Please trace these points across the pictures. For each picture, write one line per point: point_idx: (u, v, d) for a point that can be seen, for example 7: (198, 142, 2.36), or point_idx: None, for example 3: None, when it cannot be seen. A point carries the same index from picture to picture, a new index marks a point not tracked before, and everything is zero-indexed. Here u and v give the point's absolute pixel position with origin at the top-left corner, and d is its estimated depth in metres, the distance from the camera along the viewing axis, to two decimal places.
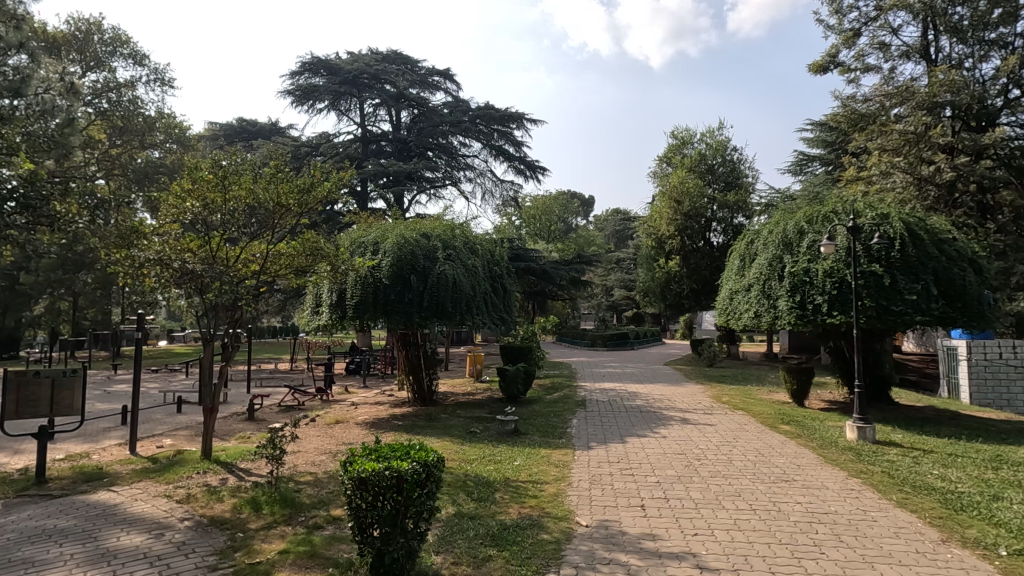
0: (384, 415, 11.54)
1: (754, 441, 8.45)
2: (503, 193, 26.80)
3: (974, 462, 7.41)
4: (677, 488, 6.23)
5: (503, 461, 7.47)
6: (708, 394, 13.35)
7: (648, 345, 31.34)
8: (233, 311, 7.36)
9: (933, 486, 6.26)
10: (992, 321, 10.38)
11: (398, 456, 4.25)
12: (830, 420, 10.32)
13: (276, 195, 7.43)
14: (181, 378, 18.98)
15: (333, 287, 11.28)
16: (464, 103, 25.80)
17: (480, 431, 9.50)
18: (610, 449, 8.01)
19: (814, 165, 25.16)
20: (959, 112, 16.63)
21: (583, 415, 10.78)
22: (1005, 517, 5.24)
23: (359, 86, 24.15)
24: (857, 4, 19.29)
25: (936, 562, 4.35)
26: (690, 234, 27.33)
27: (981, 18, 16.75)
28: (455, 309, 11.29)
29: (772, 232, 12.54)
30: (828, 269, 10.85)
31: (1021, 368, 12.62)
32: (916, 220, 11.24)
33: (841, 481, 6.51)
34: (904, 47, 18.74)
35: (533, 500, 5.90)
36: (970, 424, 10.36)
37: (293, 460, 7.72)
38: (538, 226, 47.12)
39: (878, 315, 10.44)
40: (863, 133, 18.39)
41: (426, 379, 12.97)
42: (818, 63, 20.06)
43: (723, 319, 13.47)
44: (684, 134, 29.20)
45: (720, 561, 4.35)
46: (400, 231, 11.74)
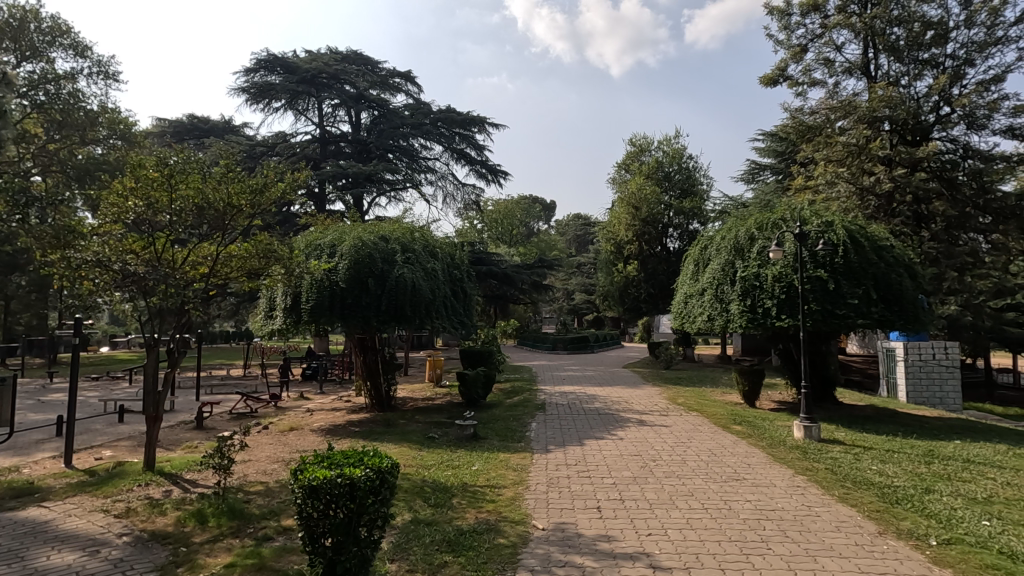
0: (341, 421, 11.28)
1: (707, 442, 8.69)
2: (465, 197, 26.73)
3: (909, 458, 7.83)
4: (633, 489, 6.34)
5: (461, 466, 7.41)
6: (665, 396, 13.65)
7: (608, 348, 31.82)
8: (181, 315, 7.08)
9: (871, 481, 6.57)
10: (926, 323, 11.00)
11: (352, 463, 4.17)
12: (779, 420, 10.72)
13: (227, 195, 7.15)
14: (123, 387, 18.07)
15: (288, 290, 11.01)
16: (426, 105, 25.63)
17: (440, 436, 9.42)
18: (568, 452, 8.07)
19: (766, 173, 26.16)
20: (896, 127, 17.57)
21: (542, 418, 10.84)
22: (936, 510, 5.55)
23: (317, 85, 23.66)
24: (803, 21, 20.16)
25: (874, 554, 4.55)
26: (648, 240, 27.99)
27: (915, 38, 17.79)
28: (414, 313, 11.14)
29: (724, 238, 12.93)
30: (776, 274, 11.29)
31: (951, 368, 13.44)
32: (858, 228, 11.78)
33: (789, 479, 6.75)
34: (847, 63, 19.70)
35: (490, 505, 5.88)
36: (907, 421, 10.91)
37: (243, 470, 7.46)
38: (500, 230, 47.06)
39: (823, 319, 10.92)
40: (810, 144, 19.23)
41: (384, 384, 12.77)
42: (768, 76, 20.83)
43: (678, 323, 13.79)
44: (642, 142, 29.88)
45: (672, 560, 4.43)
46: (358, 233, 11.52)
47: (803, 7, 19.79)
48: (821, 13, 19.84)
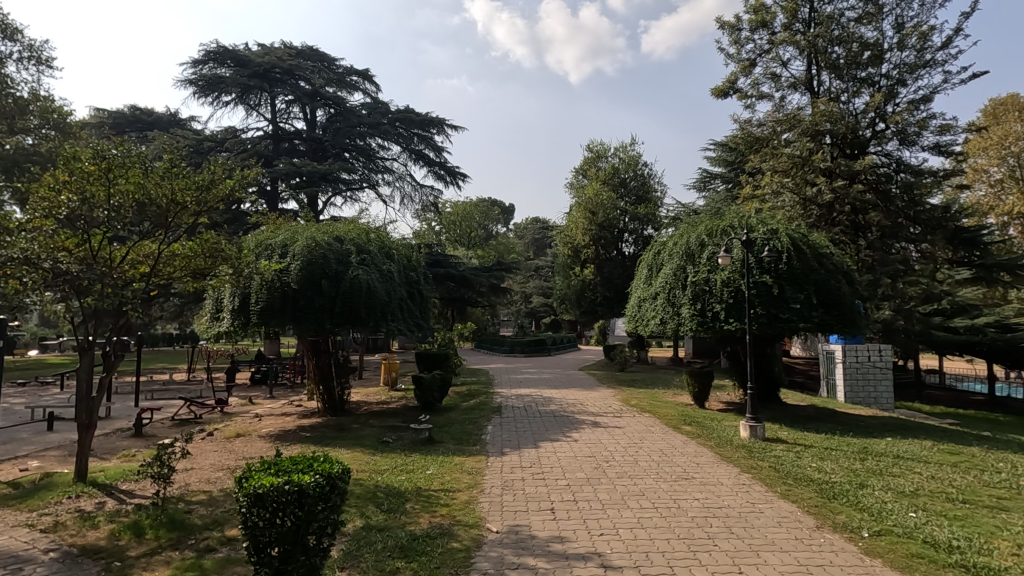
0: (291, 426, 10.96)
1: (659, 442, 8.91)
2: (423, 198, 26.47)
3: (845, 455, 8.25)
4: (586, 489, 6.44)
5: (415, 470, 7.32)
6: (619, 398, 13.92)
7: (565, 351, 32.18)
8: (118, 317, 6.71)
9: (811, 477, 6.88)
10: (862, 327, 11.64)
11: (300, 469, 4.07)
12: (727, 420, 11.10)
13: (171, 191, 6.83)
14: (54, 392, 17.00)
15: (236, 291, 10.64)
16: (384, 105, 25.26)
17: (394, 440, 9.27)
18: (524, 455, 8.11)
19: (716, 182, 27.09)
20: (836, 141, 18.49)
21: (498, 421, 10.86)
22: (868, 503, 5.88)
23: (270, 80, 23.00)
24: (752, 36, 21.01)
25: (811, 547, 4.78)
26: (604, 244, 28.52)
27: (854, 57, 18.81)
28: (369, 316, 10.93)
29: (676, 243, 13.30)
30: (725, 279, 11.70)
31: (884, 369, 14.28)
32: (801, 236, 12.32)
33: (735, 476, 6.99)
34: (792, 79, 20.63)
35: (444, 509, 5.83)
36: (844, 420, 11.49)
37: (185, 478, 7.13)
38: (458, 232, 46.86)
39: (768, 322, 11.40)
40: (758, 155, 20.08)
41: (337, 388, 12.50)
42: (719, 88, 21.57)
43: (632, 326, 14.07)
44: (599, 148, 30.37)
45: (622, 559, 4.52)
46: (311, 233, 11.21)
47: (752, 23, 20.62)
48: (769, 29, 20.72)
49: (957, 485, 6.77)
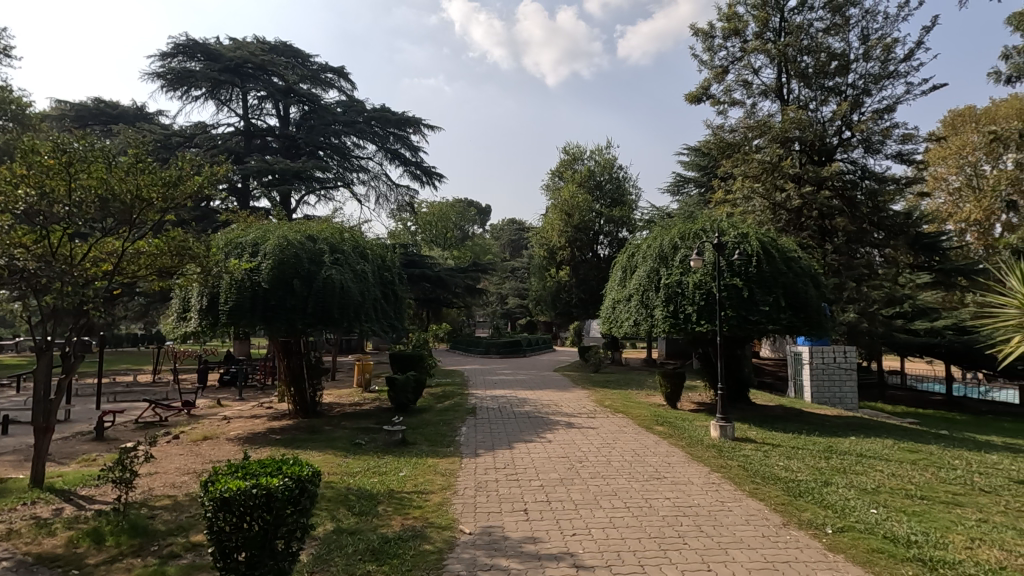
0: (261, 429, 10.74)
1: (631, 442, 9.00)
2: (398, 198, 26.26)
3: (811, 453, 8.47)
4: (559, 490, 6.47)
5: (388, 473, 7.24)
6: (593, 399, 14.03)
7: (540, 352, 32.29)
8: (79, 317, 6.47)
9: (778, 476, 7.04)
10: (828, 329, 11.97)
11: (269, 472, 4.00)
12: (698, 420, 11.28)
13: (136, 187, 6.63)
14: (9, 395, 16.31)
15: (204, 291, 10.40)
16: (359, 103, 24.96)
17: (367, 442, 9.16)
18: (497, 456, 8.11)
19: (690, 186, 27.55)
20: (805, 147, 18.94)
21: (472, 422, 10.83)
22: (832, 500, 6.04)
23: (242, 75, 22.52)
24: (725, 43, 21.42)
25: (777, 544, 4.89)
26: (580, 246, 28.72)
27: (822, 67, 19.35)
28: (342, 316, 10.78)
29: (650, 246, 13.47)
30: (697, 282, 11.90)
31: (849, 370, 14.71)
32: (770, 240, 12.61)
33: (705, 476, 7.11)
34: (763, 86, 21.10)
35: (417, 511, 5.79)
36: (811, 420, 11.80)
37: (148, 483, 6.92)
38: (434, 233, 46.59)
39: (738, 324, 11.62)
40: (730, 160, 20.47)
41: (309, 389, 12.30)
42: (693, 94, 21.92)
43: (606, 327, 14.19)
44: (575, 150, 30.57)
45: (594, 559, 4.54)
46: (283, 232, 11.00)
47: (725, 31, 21.02)
48: (741, 37, 21.16)
49: (916, 482, 7.01)
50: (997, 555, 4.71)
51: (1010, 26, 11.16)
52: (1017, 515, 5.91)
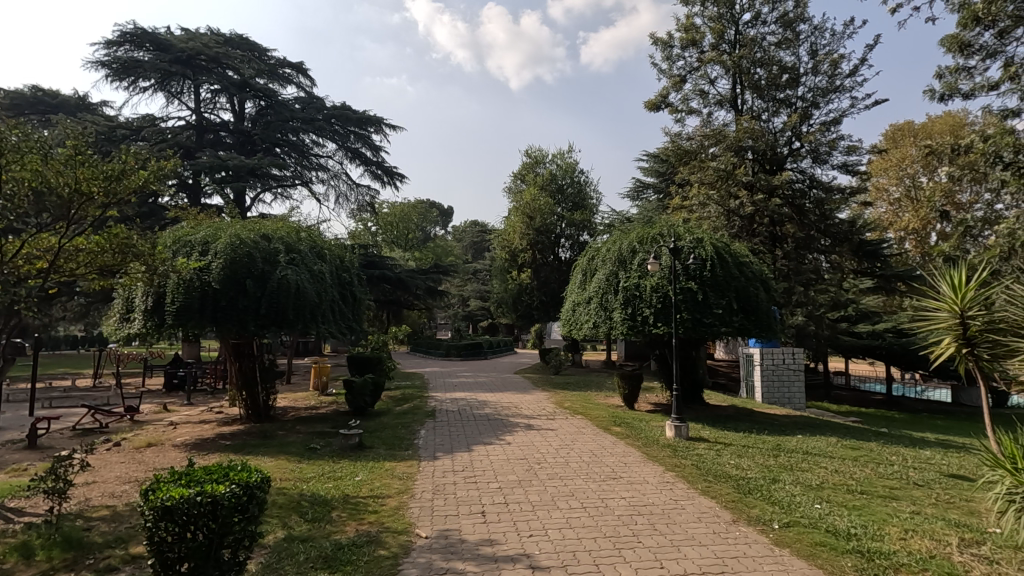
0: (210, 434, 10.34)
1: (589, 443, 9.11)
2: (359, 198, 25.80)
3: (761, 452, 8.76)
4: (517, 491, 6.49)
5: (343, 477, 7.09)
6: (552, 401, 14.12)
7: (501, 354, 32.34)
8: (10, 317, 6.03)
9: (729, 474, 7.26)
10: (776, 331, 12.41)
11: (214, 479, 3.87)
12: (654, 420, 11.49)
13: (74, 180, 6.25)
14: None
15: (150, 291, 9.97)
16: (319, 100, 24.38)
17: (322, 447, 8.94)
18: (456, 458, 8.06)
19: (649, 191, 28.17)
20: (757, 156, 19.59)
21: (431, 425, 10.73)
22: (779, 497, 6.27)
23: (194, 67, 21.70)
24: (683, 53, 21.99)
25: (727, 540, 5.03)
26: (541, 249, 28.92)
27: (773, 79, 20.12)
28: (297, 318, 10.48)
29: (609, 250, 13.68)
30: (654, 285, 12.17)
31: (797, 371, 15.30)
32: (724, 245, 12.99)
33: (660, 475, 7.26)
34: (718, 96, 21.77)
35: (372, 516, 5.68)
36: (761, 420, 12.20)
37: (85, 494, 6.55)
38: (395, 234, 45.98)
39: (693, 326, 11.93)
40: (687, 167, 21.03)
41: (262, 393, 11.94)
42: (652, 101, 22.41)
43: (566, 329, 14.31)
44: (537, 154, 30.77)
45: (550, 560, 4.57)
46: (236, 230, 10.62)
47: (683, 41, 21.60)
48: (698, 48, 21.77)
49: (857, 477, 7.36)
50: (927, 545, 4.98)
51: (943, 48, 11.88)
52: (946, 506, 6.28)
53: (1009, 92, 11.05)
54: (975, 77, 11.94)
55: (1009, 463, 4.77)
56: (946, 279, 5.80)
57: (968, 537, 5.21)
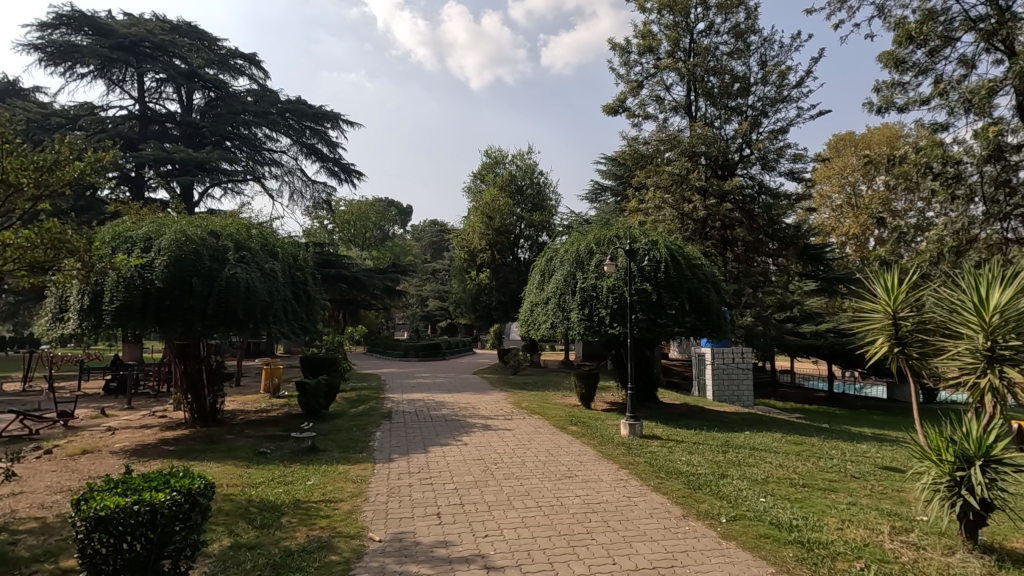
0: (152, 440, 9.87)
1: (546, 442, 9.19)
2: (315, 195, 25.16)
3: (710, 448, 9.05)
4: (473, 492, 6.47)
5: (294, 482, 6.90)
6: (510, 401, 14.18)
7: (459, 354, 32.21)
8: None
9: (680, 470, 7.47)
10: (726, 332, 12.84)
11: (153, 487, 3.69)
12: (609, 419, 11.69)
13: (1, 170, 5.84)
14: None
15: (86, 289, 9.46)
16: (273, 93, 23.63)
17: (273, 451, 8.69)
18: (412, 460, 7.97)
19: (606, 194, 28.65)
20: (710, 162, 20.23)
21: (387, 427, 10.58)
22: (726, 491, 6.49)
23: (137, 55, 20.66)
24: (640, 59, 22.45)
25: (677, 535, 5.17)
26: (500, 249, 28.97)
27: (725, 87, 20.82)
28: (247, 318, 10.12)
29: (567, 251, 13.82)
30: (610, 286, 12.38)
31: (746, 370, 15.88)
32: (678, 248, 13.34)
33: (614, 473, 7.39)
34: (673, 102, 22.33)
35: (324, 521, 5.55)
36: (712, 417, 12.59)
37: (10, 505, 6.13)
38: (352, 232, 45.10)
39: (647, 326, 12.21)
40: (643, 171, 21.49)
41: (210, 396, 11.46)
42: (610, 105, 22.77)
43: (524, 330, 14.39)
44: (497, 154, 30.81)
45: (505, 559, 4.58)
46: (181, 226, 10.17)
47: (640, 47, 22.05)
48: (655, 55, 22.27)
49: (799, 471, 7.70)
50: (862, 533, 5.26)
51: (880, 63, 12.53)
52: (880, 497, 6.66)
53: (939, 106, 11.77)
54: (909, 91, 12.69)
55: (935, 454, 5.07)
56: (881, 282, 6.13)
57: (898, 525, 5.53)
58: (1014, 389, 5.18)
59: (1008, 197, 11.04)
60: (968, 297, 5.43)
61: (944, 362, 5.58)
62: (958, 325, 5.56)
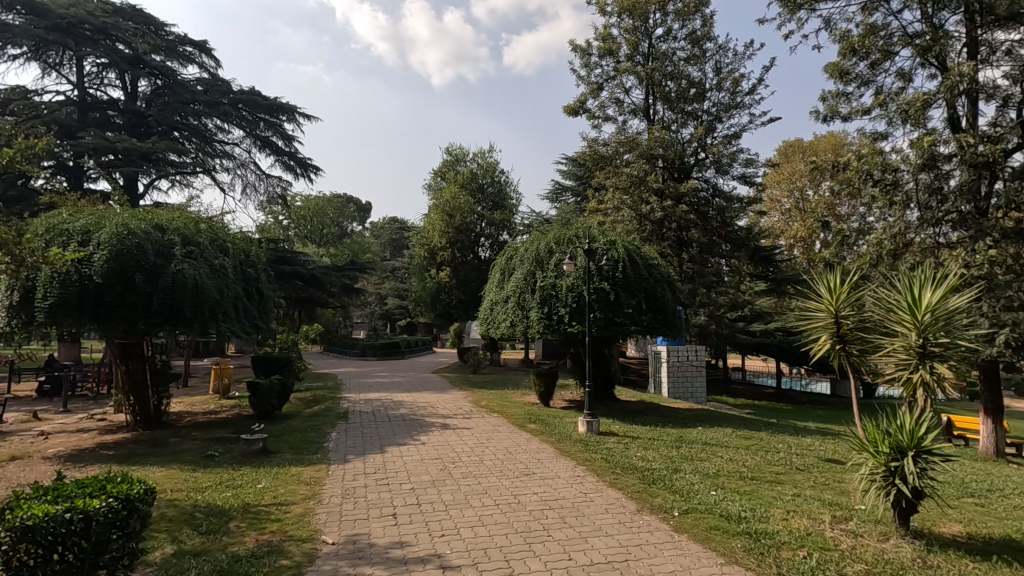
0: (90, 444, 9.35)
1: (504, 441, 9.21)
2: (269, 189, 24.39)
3: (665, 444, 9.27)
4: (430, 492, 6.41)
5: (244, 485, 6.67)
6: (469, 399, 14.14)
7: (419, 353, 31.90)
8: None
9: (635, 466, 7.62)
10: (681, 330, 13.16)
11: (87, 493, 3.51)
12: (567, 417, 11.80)
13: None
14: None
15: (15, 285, 8.87)
16: (224, 83, 22.75)
17: (221, 454, 8.37)
18: (368, 460, 7.83)
19: (567, 194, 28.92)
20: (667, 165, 20.70)
21: (343, 427, 10.36)
22: (679, 485, 6.66)
23: (76, 37, 19.51)
24: (600, 62, 22.75)
25: (631, 529, 5.27)
26: (461, 247, 28.85)
27: (682, 92, 21.34)
28: (195, 316, 9.71)
29: (527, 250, 13.88)
30: (569, 285, 12.49)
31: (699, 367, 16.41)
32: (635, 248, 13.60)
33: (571, 469, 7.48)
34: (633, 105, 22.74)
35: (274, 524, 5.38)
36: (667, 414, 12.90)
37: None
38: (308, 228, 44.00)
39: (605, 325, 12.39)
40: (603, 172, 21.81)
41: (153, 398, 10.94)
42: (570, 106, 22.98)
43: (484, 328, 14.37)
44: (458, 152, 30.64)
45: (461, 558, 4.55)
46: (123, 219, 9.65)
47: (601, 50, 22.36)
48: (615, 58, 22.61)
49: (748, 464, 7.98)
50: (805, 523, 5.49)
51: (826, 74, 13.08)
52: (822, 488, 6.97)
53: (879, 116, 12.39)
54: (852, 101, 13.31)
55: (872, 445, 5.31)
56: (824, 282, 6.40)
57: (838, 514, 5.79)
58: (942, 383, 5.51)
59: (940, 204, 11.49)
60: (903, 297, 5.73)
61: (882, 358, 5.89)
62: (893, 324, 5.87)
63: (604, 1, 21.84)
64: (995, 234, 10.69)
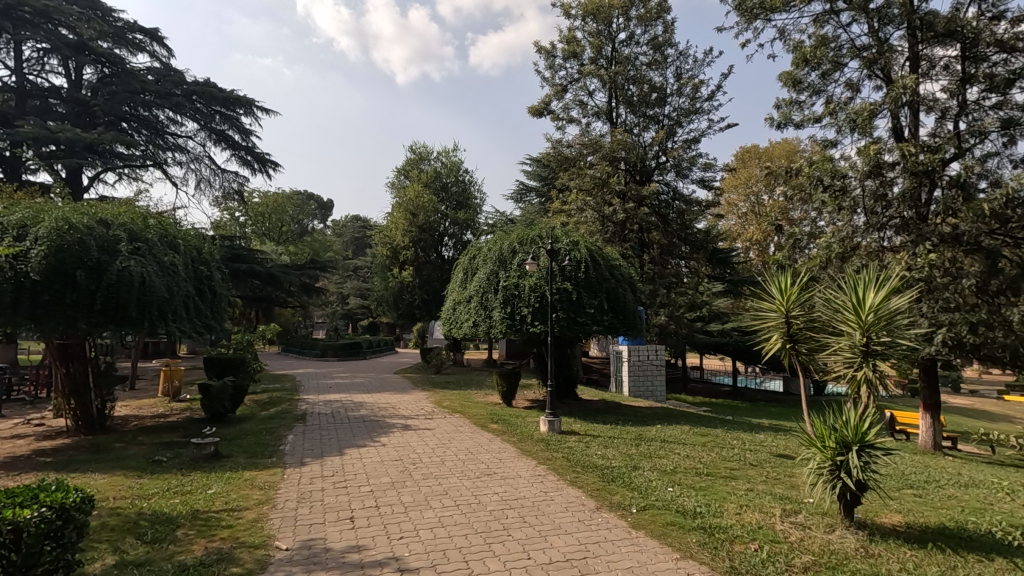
0: (24, 451, 8.81)
1: (466, 441, 9.16)
2: (225, 184, 23.58)
3: (624, 442, 9.40)
4: (390, 493, 6.32)
5: (194, 491, 6.42)
6: (431, 400, 14.02)
7: (381, 353, 31.46)
8: None
9: (595, 464, 7.70)
10: (642, 330, 13.36)
11: (16, 502, 3.30)
12: (529, 416, 11.83)
13: None
14: None
15: None
16: (178, 73, 21.89)
17: (170, 459, 8.03)
18: (325, 463, 7.66)
19: (531, 195, 29.04)
20: (629, 167, 21.03)
21: (300, 430, 10.09)
22: (637, 482, 6.77)
23: (14, 20, 18.42)
24: (564, 64, 22.92)
25: (590, 527, 5.31)
26: (424, 247, 28.60)
27: (644, 96, 21.75)
28: (142, 315, 9.28)
29: (490, 250, 13.84)
30: (532, 285, 12.56)
31: (659, 366, 16.72)
32: (597, 248, 13.76)
33: (532, 468, 7.49)
34: (596, 108, 23.02)
35: (225, 531, 5.19)
36: (627, 412, 13.08)
37: None
38: (266, 226, 42.80)
39: (567, 324, 12.48)
40: (567, 173, 22.02)
41: (96, 401, 10.42)
42: (535, 107, 23.05)
43: (446, 328, 14.25)
44: (422, 150, 30.37)
45: (419, 560, 4.50)
46: (63, 213, 9.12)
47: (565, 52, 22.55)
48: (579, 60, 22.83)
49: (704, 461, 8.18)
50: (756, 517, 5.66)
51: (780, 83, 13.54)
52: (773, 482, 7.20)
53: (829, 124, 12.89)
54: (804, 109, 13.83)
55: (819, 441, 5.53)
56: (776, 283, 6.62)
57: (788, 507, 6.00)
58: (884, 380, 5.78)
59: (885, 209, 12.03)
60: (848, 298, 5.98)
61: (830, 357, 6.13)
62: (840, 323, 6.11)
63: (569, 4, 22.02)
64: (934, 238, 11.26)
